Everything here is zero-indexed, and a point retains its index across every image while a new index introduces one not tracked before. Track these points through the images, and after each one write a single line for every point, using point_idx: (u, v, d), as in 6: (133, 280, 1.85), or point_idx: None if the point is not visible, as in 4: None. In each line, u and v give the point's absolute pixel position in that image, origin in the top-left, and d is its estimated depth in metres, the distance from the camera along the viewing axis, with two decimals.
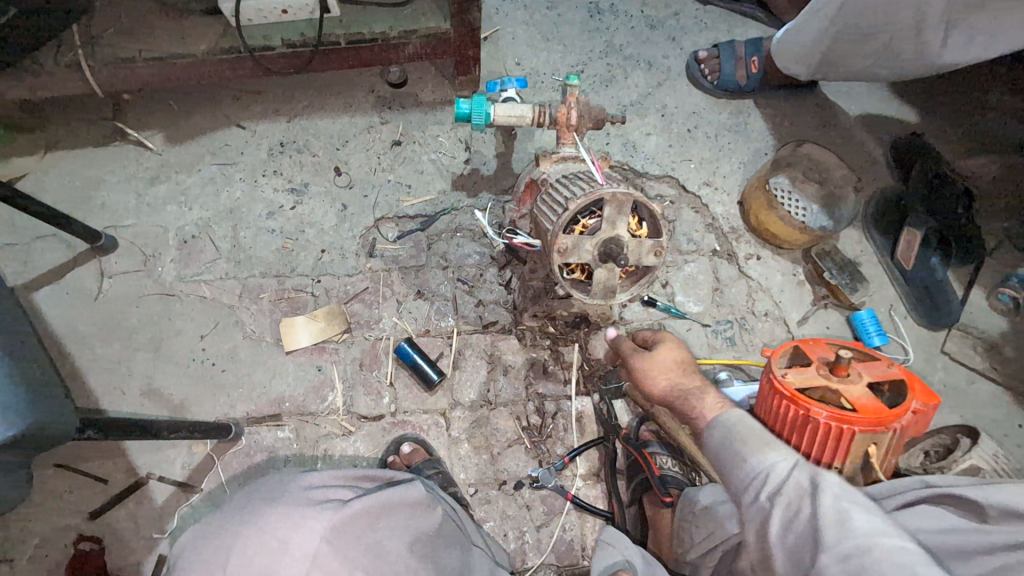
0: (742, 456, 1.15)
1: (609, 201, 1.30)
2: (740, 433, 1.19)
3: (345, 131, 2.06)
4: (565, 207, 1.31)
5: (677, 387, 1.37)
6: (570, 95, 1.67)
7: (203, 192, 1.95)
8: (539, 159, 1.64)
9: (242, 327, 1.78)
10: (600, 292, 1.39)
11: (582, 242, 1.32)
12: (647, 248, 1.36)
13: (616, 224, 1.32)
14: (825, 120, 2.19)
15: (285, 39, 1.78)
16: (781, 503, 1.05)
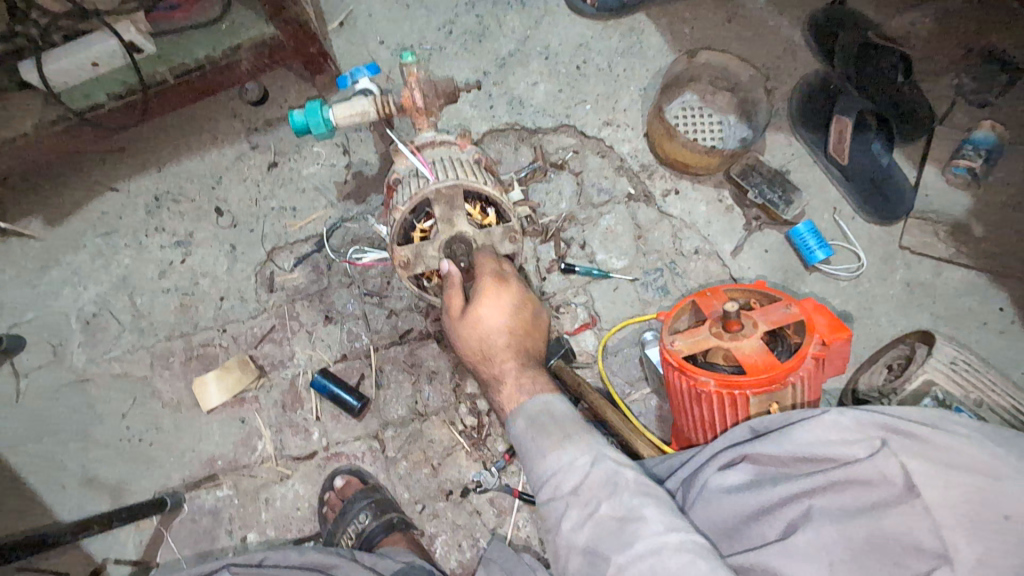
0: (545, 452, 1.07)
1: (436, 199, 1.19)
2: (542, 421, 1.12)
3: (217, 166, 1.93)
4: (391, 218, 1.20)
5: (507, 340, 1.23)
6: (409, 74, 1.50)
7: (92, 267, 1.89)
8: (394, 154, 1.43)
9: (160, 395, 1.76)
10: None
11: (423, 250, 1.21)
12: (499, 236, 1.24)
13: (454, 221, 1.21)
14: (730, 14, 1.92)
15: (108, 92, 1.63)
16: (581, 500, 1.00)
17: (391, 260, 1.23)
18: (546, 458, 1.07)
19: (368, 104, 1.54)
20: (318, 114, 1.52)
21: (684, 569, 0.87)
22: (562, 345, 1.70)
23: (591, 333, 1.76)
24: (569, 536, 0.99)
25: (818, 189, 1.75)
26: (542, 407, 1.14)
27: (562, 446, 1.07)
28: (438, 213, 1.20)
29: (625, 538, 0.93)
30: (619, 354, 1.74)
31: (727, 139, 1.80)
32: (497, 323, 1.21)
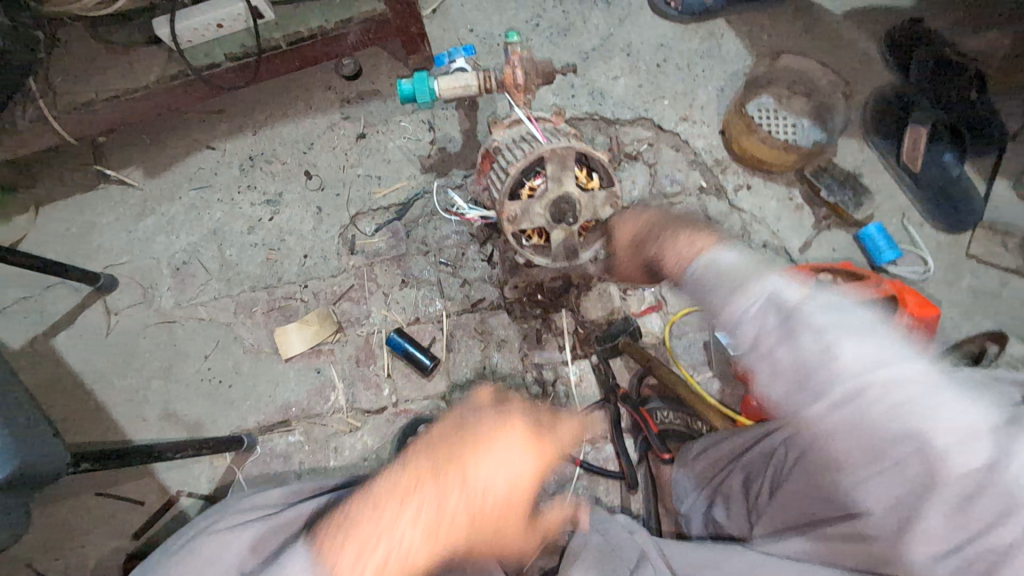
0: (728, 297, 1.07)
1: (550, 157, 1.28)
2: (715, 279, 1.10)
3: (309, 133, 2.04)
4: (505, 174, 1.29)
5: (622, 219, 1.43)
6: (512, 53, 1.61)
7: (186, 218, 2.00)
8: (493, 126, 1.58)
9: (241, 341, 1.85)
10: (562, 256, 1.40)
11: (531, 207, 1.31)
12: (602, 201, 1.35)
13: (563, 181, 1.31)
14: (807, 25, 2.00)
15: (227, 54, 1.77)
16: (786, 332, 0.99)
17: (500, 213, 1.32)
18: (732, 305, 1.06)
19: (471, 79, 1.67)
20: (425, 83, 1.66)
21: (905, 405, 0.90)
22: (630, 323, 1.77)
23: (657, 316, 1.82)
24: (777, 360, 1.00)
25: (887, 194, 1.81)
26: (711, 260, 1.14)
27: (742, 298, 1.04)
28: (549, 170, 1.29)
29: (845, 399, 0.94)
30: (684, 338, 1.80)
31: (799, 139, 1.87)
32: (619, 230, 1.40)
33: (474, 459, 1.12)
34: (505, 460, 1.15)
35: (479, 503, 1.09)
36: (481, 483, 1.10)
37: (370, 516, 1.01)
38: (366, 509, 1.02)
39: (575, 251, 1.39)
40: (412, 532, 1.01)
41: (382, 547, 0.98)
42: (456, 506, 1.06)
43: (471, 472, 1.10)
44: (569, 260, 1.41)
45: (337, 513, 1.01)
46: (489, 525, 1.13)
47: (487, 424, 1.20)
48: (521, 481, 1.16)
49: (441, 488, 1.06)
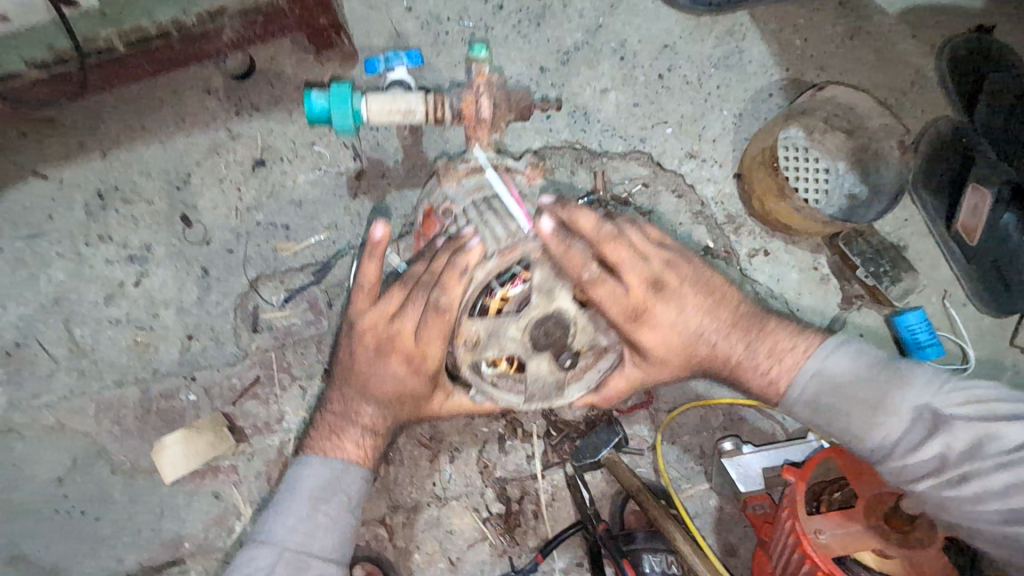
0: (860, 430, 1.00)
1: (538, 261, 1.03)
2: (835, 401, 1.02)
3: (182, 158, 1.46)
4: (470, 267, 1.01)
5: (658, 282, 1.07)
6: (477, 74, 1.12)
7: (10, 281, 1.43)
8: (440, 174, 1.15)
9: (108, 457, 1.41)
10: (538, 393, 1.14)
11: (502, 329, 1.06)
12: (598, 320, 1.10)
13: (555, 293, 1.05)
14: (854, 26, 1.52)
15: (26, 58, 1.15)
16: (927, 426, 0.96)
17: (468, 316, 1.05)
18: (866, 438, 1.00)
19: (416, 103, 1.18)
20: (348, 105, 1.16)
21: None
22: (615, 433, 1.41)
23: (644, 415, 1.47)
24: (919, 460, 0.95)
25: (929, 267, 1.48)
26: (814, 376, 1.04)
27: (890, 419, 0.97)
28: (535, 277, 1.04)
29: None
30: (678, 443, 1.47)
31: (829, 193, 1.47)
32: (666, 329, 1.08)
33: (376, 362, 1.12)
34: (406, 312, 1.08)
35: (392, 391, 1.13)
36: (400, 379, 1.12)
37: (337, 422, 1.17)
38: (332, 422, 1.17)
39: (560, 385, 1.13)
40: (366, 430, 1.17)
41: (347, 438, 1.15)
42: (393, 389, 1.13)
43: (405, 359, 1.10)
44: (545, 399, 1.15)
45: (307, 433, 1.20)
46: (426, 400, 1.18)
47: (375, 328, 1.11)
48: (430, 334, 1.05)
49: (373, 392, 1.15)
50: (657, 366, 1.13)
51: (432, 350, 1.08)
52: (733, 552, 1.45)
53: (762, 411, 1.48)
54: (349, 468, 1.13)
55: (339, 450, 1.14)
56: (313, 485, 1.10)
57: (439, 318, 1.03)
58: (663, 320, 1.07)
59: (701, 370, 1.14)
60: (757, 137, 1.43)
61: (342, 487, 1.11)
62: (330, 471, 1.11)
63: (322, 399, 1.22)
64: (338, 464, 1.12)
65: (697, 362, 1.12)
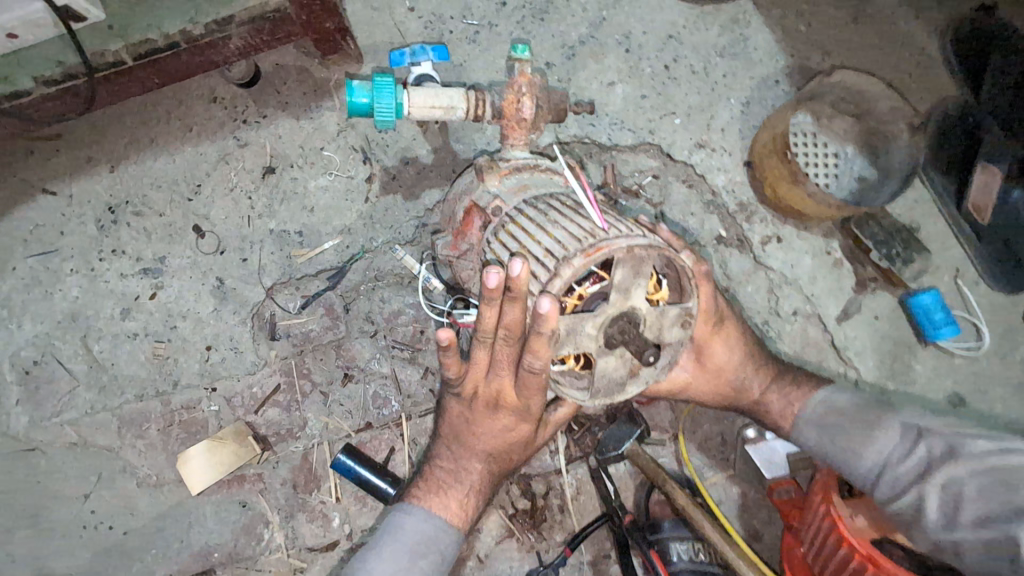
0: (854, 449, 1.04)
1: (622, 259, 0.94)
2: (832, 428, 1.09)
3: (191, 169, 1.45)
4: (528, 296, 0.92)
5: (719, 316, 1.12)
6: (519, 74, 1.16)
7: (25, 300, 1.43)
8: (481, 169, 1.17)
9: (133, 472, 1.41)
10: (607, 388, 1.03)
11: (581, 324, 0.96)
12: (671, 316, 1.00)
13: (631, 291, 0.97)
14: (857, 9, 1.52)
15: (36, 75, 1.14)
16: (915, 440, 0.98)
17: (545, 329, 0.90)
18: (861, 457, 1.03)
19: (457, 99, 1.20)
20: (390, 95, 1.16)
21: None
22: (637, 425, 1.40)
23: (665, 404, 1.48)
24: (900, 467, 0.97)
25: (940, 248, 1.49)
26: (821, 403, 1.13)
27: (879, 433, 1.02)
28: (617, 275, 0.95)
29: (1009, 509, 0.84)
30: (699, 433, 1.48)
31: (840, 176, 1.47)
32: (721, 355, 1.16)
33: (482, 416, 1.12)
34: (501, 372, 1.04)
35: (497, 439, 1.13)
36: (508, 428, 1.13)
37: (446, 477, 1.17)
38: (436, 475, 1.18)
39: (624, 381, 1.03)
40: (473, 487, 1.16)
41: (451, 491, 1.15)
42: (499, 440, 1.14)
43: (510, 410, 1.10)
44: (609, 394, 1.04)
45: (408, 484, 1.20)
46: (531, 441, 1.17)
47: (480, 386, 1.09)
48: (529, 386, 1.02)
49: (479, 445, 1.16)
50: (705, 381, 1.19)
51: (535, 400, 1.06)
52: (758, 537, 1.46)
53: None
54: (451, 524, 1.12)
55: (442, 503, 1.14)
56: (413, 536, 1.09)
57: (504, 349, 1.00)
58: (714, 355, 1.16)
59: (739, 399, 1.21)
60: (768, 125, 1.44)
61: (438, 541, 1.10)
62: (427, 523, 1.11)
63: (429, 450, 1.23)
64: (440, 517, 1.12)
65: (738, 387, 1.19)
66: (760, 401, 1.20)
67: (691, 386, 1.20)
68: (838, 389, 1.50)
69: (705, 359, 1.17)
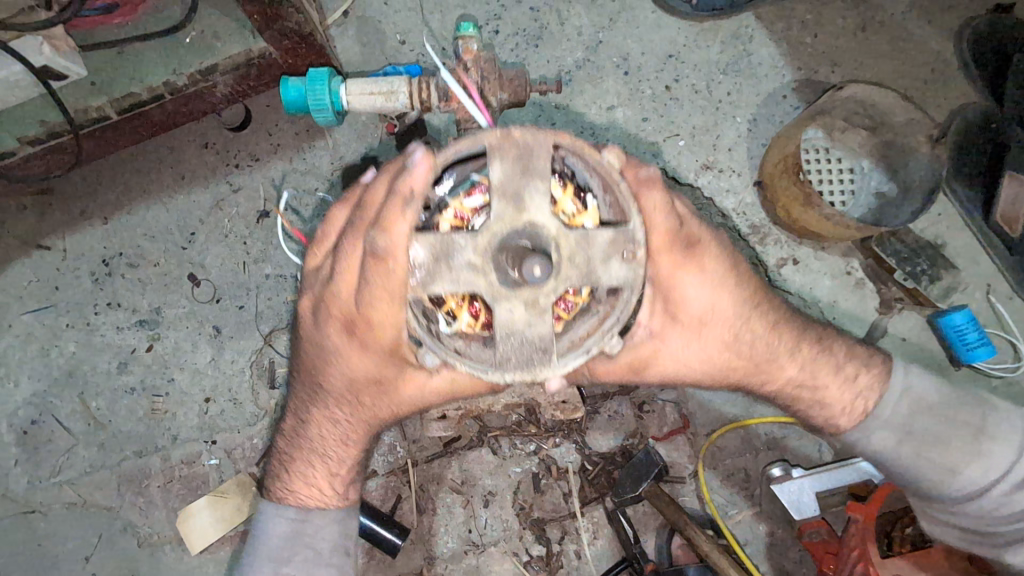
0: (956, 466, 0.96)
1: (498, 151, 0.72)
2: (920, 432, 0.98)
3: (185, 217, 1.42)
4: (412, 191, 0.72)
5: (687, 236, 0.81)
6: (464, 50, 0.97)
7: (21, 358, 1.40)
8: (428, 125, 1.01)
9: (135, 530, 1.38)
10: (520, 359, 0.74)
11: (453, 245, 0.73)
12: (601, 247, 0.73)
13: (524, 198, 0.72)
14: (865, 18, 1.46)
15: (19, 135, 1.12)
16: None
17: (407, 188, 0.72)
18: (958, 474, 0.96)
19: (399, 84, 1.01)
20: (324, 84, 1.03)
21: None
22: (655, 464, 1.34)
23: (683, 440, 1.41)
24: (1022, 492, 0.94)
25: (970, 263, 1.40)
26: (905, 394, 0.99)
27: (995, 448, 0.96)
28: (494, 175, 0.72)
29: None
30: (720, 468, 1.41)
31: (856, 194, 1.40)
32: (703, 303, 0.85)
33: (331, 349, 0.90)
34: (341, 273, 0.83)
35: (351, 382, 0.91)
36: (361, 368, 0.88)
37: (310, 423, 1.01)
38: (296, 444, 1.04)
39: (544, 348, 0.73)
40: (343, 434, 1.00)
41: (316, 468, 1.03)
42: (360, 385, 0.91)
43: (362, 345, 0.85)
44: (528, 367, 0.74)
45: (269, 475, 1.08)
46: (388, 394, 0.92)
47: (321, 309, 0.88)
48: (374, 295, 0.77)
49: (332, 390, 0.95)
50: (692, 340, 0.87)
51: (389, 322, 0.81)
52: None
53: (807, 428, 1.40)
54: (319, 512, 1.02)
55: (303, 473, 1.03)
56: (276, 535, 1.01)
57: (355, 240, 0.80)
58: (693, 300, 0.84)
59: (744, 359, 0.92)
60: (775, 146, 1.39)
61: (304, 533, 1.01)
62: (288, 522, 1.01)
63: (290, 409, 1.04)
64: (302, 509, 1.02)
65: (745, 348, 0.91)
66: (772, 366, 0.95)
67: (676, 349, 0.87)
68: None
69: (682, 308, 0.84)
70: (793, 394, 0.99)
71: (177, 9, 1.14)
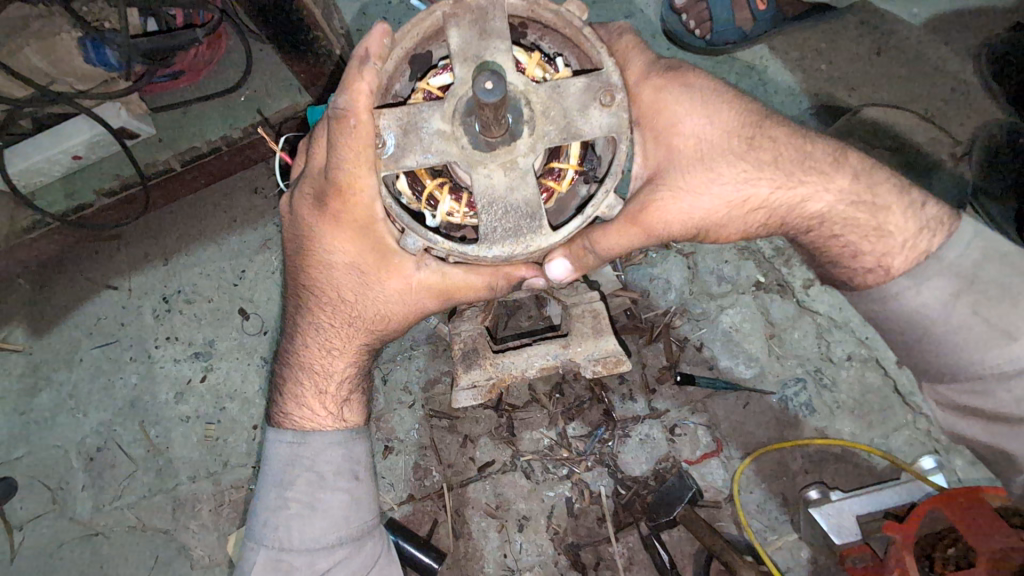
0: (1014, 329, 0.87)
1: (456, 20, 0.83)
2: (983, 283, 0.89)
3: (236, 256, 1.54)
4: (367, 55, 0.83)
5: (666, 66, 0.91)
6: None
7: (90, 390, 1.52)
8: None
9: (188, 553, 1.45)
10: (506, 228, 0.84)
11: (423, 110, 0.84)
12: (574, 97, 0.83)
13: (486, 60, 0.83)
14: (879, 44, 1.49)
15: (97, 189, 1.27)
16: None
17: (361, 49, 0.83)
18: (1016, 340, 0.87)
19: None
20: None
21: None
22: (688, 487, 1.35)
23: (717, 463, 1.40)
24: None
25: None
26: (975, 241, 0.91)
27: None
28: (453, 42, 0.83)
29: None
30: (757, 492, 1.39)
31: None
32: (696, 117, 0.88)
33: (310, 243, 0.97)
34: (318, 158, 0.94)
35: (331, 270, 0.97)
36: (338, 252, 0.94)
37: (297, 335, 1.07)
38: (290, 357, 1.08)
39: (533, 212, 0.84)
40: (325, 340, 1.05)
41: (306, 380, 1.07)
42: (341, 276, 0.96)
43: (338, 224, 0.92)
44: (518, 235, 0.84)
45: (271, 404, 1.13)
46: (372, 278, 0.95)
47: (302, 207, 0.97)
48: (342, 158, 0.84)
49: (315, 289, 1.00)
50: (694, 166, 0.88)
51: (357, 191, 0.87)
52: None
53: (847, 451, 1.39)
54: (315, 433, 1.06)
55: (302, 386, 1.08)
56: (284, 447, 1.06)
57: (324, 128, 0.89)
58: (689, 115, 0.89)
59: (766, 171, 0.89)
60: None
61: (303, 455, 1.05)
62: (288, 444, 1.06)
63: (282, 330, 1.11)
64: (300, 430, 1.06)
65: (765, 159, 0.88)
66: (812, 176, 0.90)
67: (681, 182, 0.88)
68: (909, 439, 1.38)
69: (675, 135, 0.89)
70: (851, 212, 0.91)
71: (234, 73, 1.28)
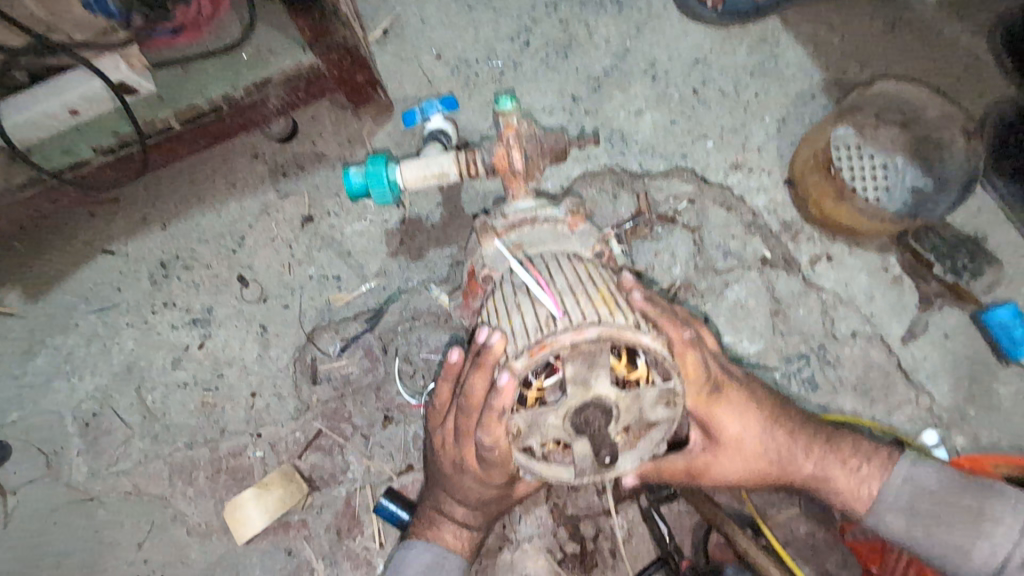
0: (966, 545, 1.01)
1: (570, 355, 0.86)
2: (928, 513, 1.04)
3: (236, 223, 1.51)
4: (506, 409, 0.87)
5: (715, 383, 0.99)
6: (505, 127, 1.08)
7: (86, 354, 1.50)
8: (477, 232, 1.10)
9: (183, 520, 1.44)
10: (589, 472, 0.93)
11: (541, 418, 0.88)
12: (650, 398, 0.89)
13: (591, 381, 0.86)
14: (893, 19, 1.47)
15: (94, 146, 1.23)
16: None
17: (500, 403, 0.87)
18: (973, 553, 1.01)
19: (448, 164, 1.15)
20: (383, 177, 1.14)
21: None
22: None
23: None
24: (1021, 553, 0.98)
25: (1012, 259, 1.39)
26: (910, 481, 1.07)
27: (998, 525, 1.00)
28: (568, 369, 0.86)
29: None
30: None
31: (890, 190, 1.38)
32: (732, 426, 1.03)
33: (454, 474, 1.10)
34: (463, 439, 1.02)
35: (476, 495, 1.10)
36: (481, 490, 1.09)
37: (435, 515, 1.18)
38: (427, 522, 1.18)
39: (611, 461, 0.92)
40: (460, 528, 1.16)
41: (447, 533, 1.16)
42: (482, 501, 1.11)
43: (484, 480, 1.06)
44: (599, 474, 0.94)
45: (416, 516, 1.22)
46: (509, 496, 1.13)
47: (452, 448, 1.07)
48: (494, 458, 0.95)
49: (462, 500, 1.13)
50: (726, 457, 1.05)
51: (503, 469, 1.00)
52: None
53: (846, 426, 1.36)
54: (452, 557, 1.14)
55: (440, 538, 1.15)
56: (417, 570, 1.13)
57: (467, 418, 0.98)
58: (731, 433, 1.03)
59: (774, 469, 1.09)
60: (809, 138, 1.41)
61: (443, 568, 1.13)
62: (434, 554, 1.14)
63: (420, 504, 1.22)
64: (445, 549, 1.15)
65: (774, 458, 1.07)
66: (799, 477, 1.10)
67: (719, 462, 1.05)
68: (911, 416, 1.38)
69: (720, 431, 1.03)
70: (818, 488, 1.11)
71: (233, 28, 1.27)
